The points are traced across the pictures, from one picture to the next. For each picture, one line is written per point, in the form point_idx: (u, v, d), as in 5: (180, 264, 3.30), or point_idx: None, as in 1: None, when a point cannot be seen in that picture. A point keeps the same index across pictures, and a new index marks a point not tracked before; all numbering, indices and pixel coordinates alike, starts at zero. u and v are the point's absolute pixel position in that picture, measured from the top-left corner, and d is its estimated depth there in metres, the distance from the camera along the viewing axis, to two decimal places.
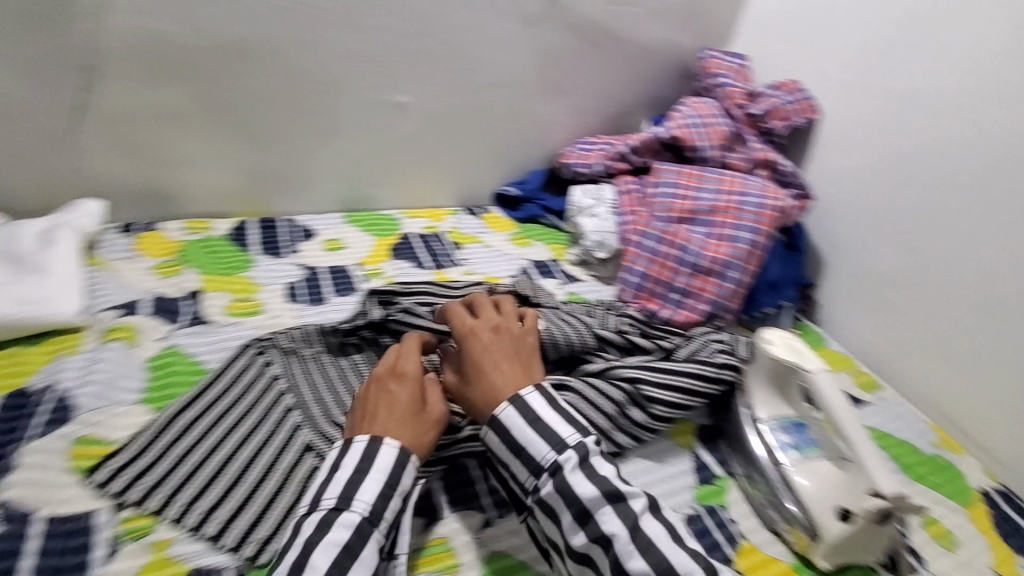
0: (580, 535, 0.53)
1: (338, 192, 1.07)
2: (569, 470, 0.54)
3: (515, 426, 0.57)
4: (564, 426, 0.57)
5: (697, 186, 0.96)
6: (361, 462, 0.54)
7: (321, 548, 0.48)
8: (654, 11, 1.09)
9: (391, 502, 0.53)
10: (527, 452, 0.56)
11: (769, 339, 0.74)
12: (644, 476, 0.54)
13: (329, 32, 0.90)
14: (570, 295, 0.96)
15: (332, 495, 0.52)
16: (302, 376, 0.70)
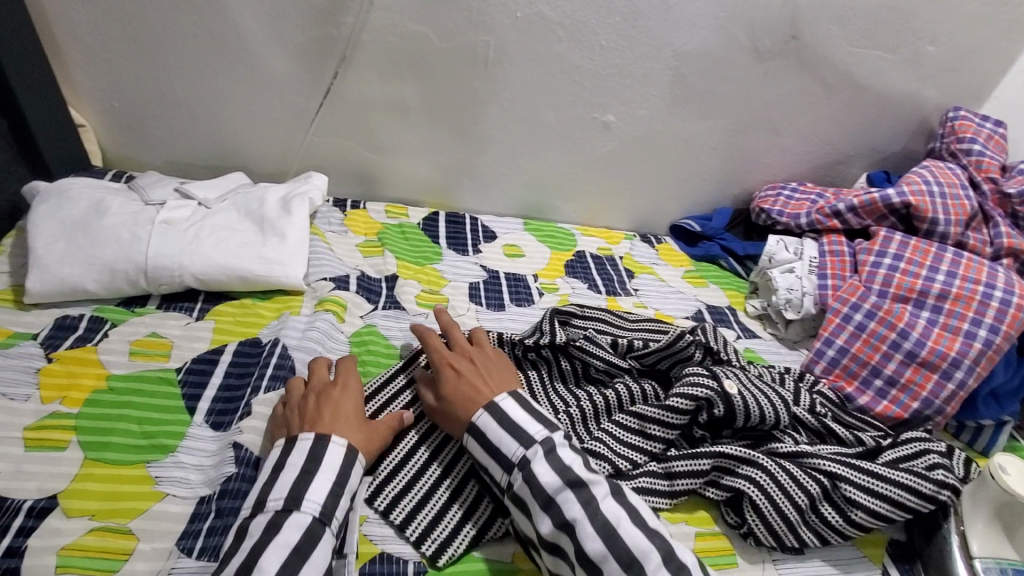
0: (547, 523, 0.51)
1: (522, 198, 1.10)
2: (534, 461, 0.53)
3: (488, 429, 0.56)
4: (531, 425, 0.56)
5: (930, 264, 0.84)
6: (304, 462, 0.51)
7: (269, 552, 0.45)
8: (905, 59, 0.99)
9: (333, 505, 0.50)
10: (497, 449, 0.55)
11: (1000, 466, 0.64)
12: (535, 446, 0.54)
13: (560, 46, 0.91)
14: (745, 351, 0.90)
15: (291, 498, 0.49)
16: None
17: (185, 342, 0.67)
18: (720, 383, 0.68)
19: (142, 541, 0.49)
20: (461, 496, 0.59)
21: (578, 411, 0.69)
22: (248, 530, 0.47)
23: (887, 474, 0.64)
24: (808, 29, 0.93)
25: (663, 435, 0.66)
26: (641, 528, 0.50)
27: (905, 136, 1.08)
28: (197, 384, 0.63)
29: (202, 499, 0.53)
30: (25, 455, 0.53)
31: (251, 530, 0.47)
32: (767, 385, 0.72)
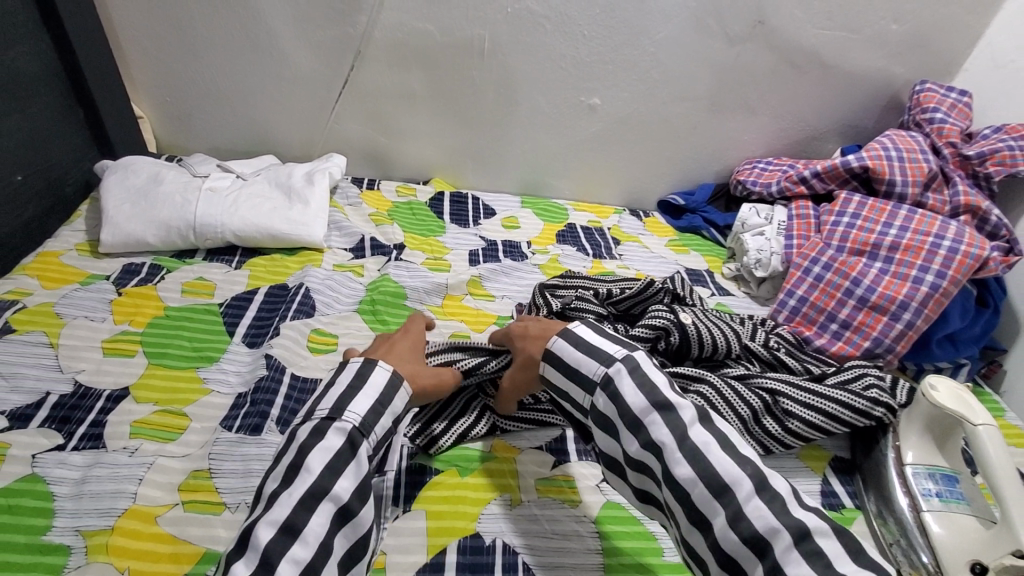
0: (635, 442, 0.53)
1: (521, 177, 1.22)
2: (619, 379, 0.55)
3: (565, 351, 0.59)
4: (609, 346, 0.58)
5: (885, 220, 0.92)
6: (353, 380, 0.54)
7: (315, 454, 0.49)
8: (868, 39, 1.07)
9: (373, 421, 0.53)
10: (578, 371, 0.58)
11: (932, 386, 0.69)
12: (619, 363, 0.56)
13: (547, 37, 1.03)
14: (718, 306, 0.99)
15: (338, 409, 0.52)
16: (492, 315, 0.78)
17: (226, 284, 0.81)
18: (676, 316, 0.78)
19: (193, 421, 0.62)
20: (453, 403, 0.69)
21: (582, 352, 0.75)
22: (297, 433, 0.51)
23: (828, 393, 0.74)
24: (773, 15, 1.03)
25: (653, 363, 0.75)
26: (729, 454, 0.49)
27: (877, 111, 1.16)
28: (235, 313, 0.76)
29: (239, 394, 0.66)
30: (104, 358, 0.67)
31: (299, 433, 0.51)
32: (724, 322, 0.83)
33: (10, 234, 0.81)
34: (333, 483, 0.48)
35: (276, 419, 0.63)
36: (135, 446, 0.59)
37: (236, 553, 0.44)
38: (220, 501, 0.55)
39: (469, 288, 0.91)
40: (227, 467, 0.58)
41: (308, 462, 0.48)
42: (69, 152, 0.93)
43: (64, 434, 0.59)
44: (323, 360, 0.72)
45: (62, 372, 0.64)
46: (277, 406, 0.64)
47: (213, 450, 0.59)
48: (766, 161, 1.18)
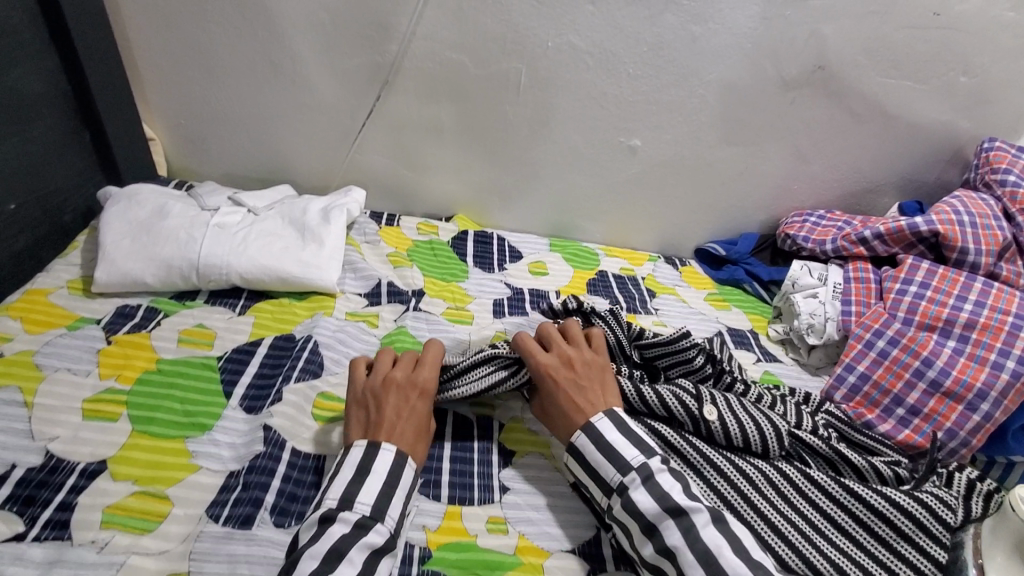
0: (648, 545, 0.55)
1: (550, 218, 1.14)
2: (632, 488, 0.57)
3: (587, 452, 0.60)
4: (627, 451, 0.58)
5: (958, 292, 0.83)
6: (388, 471, 0.55)
7: (358, 547, 0.49)
8: (936, 89, 0.99)
9: (384, 505, 0.53)
10: (597, 471, 0.60)
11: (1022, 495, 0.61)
12: (632, 471, 0.57)
13: (588, 73, 0.96)
14: (765, 375, 0.89)
15: (377, 509, 0.52)
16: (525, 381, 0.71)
17: (227, 333, 0.74)
18: (700, 409, 0.71)
19: (176, 507, 0.54)
20: None
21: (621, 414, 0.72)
22: (335, 519, 0.50)
23: (900, 502, 0.66)
24: (835, 59, 0.95)
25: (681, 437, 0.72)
26: (742, 556, 0.51)
27: (940, 166, 1.07)
28: (235, 370, 0.69)
29: (231, 473, 0.58)
30: (83, 422, 0.59)
31: (339, 521, 0.50)
32: (762, 411, 0.74)
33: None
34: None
35: (271, 508, 0.55)
36: (106, 540, 0.50)
37: None
38: None
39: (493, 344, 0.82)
40: (210, 571, 0.49)
41: (348, 555, 0.49)
42: (72, 177, 0.87)
43: (26, 520, 0.51)
44: (328, 431, 0.64)
45: (33, 440, 0.56)
46: (272, 492, 0.56)
47: (196, 548, 0.51)
48: (816, 213, 1.09)
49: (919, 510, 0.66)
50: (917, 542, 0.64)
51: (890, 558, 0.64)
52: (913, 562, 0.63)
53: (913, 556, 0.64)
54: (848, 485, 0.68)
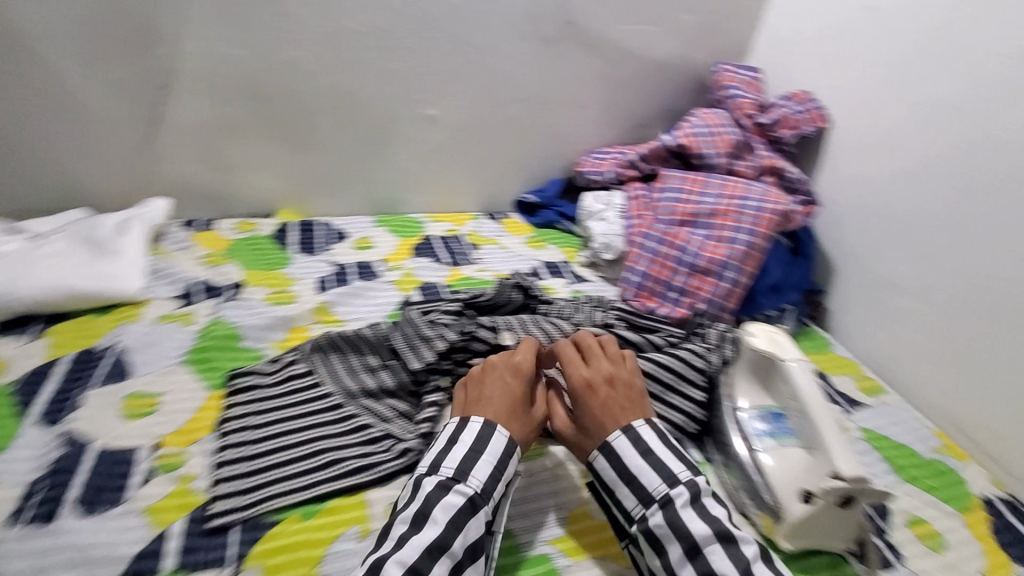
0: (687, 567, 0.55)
1: (373, 197, 1.19)
2: (679, 504, 0.57)
3: (627, 454, 0.61)
4: (674, 464, 0.60)
5: (702, 190, 1.01)
6: (473, 441, 0.60)
7: (440, 508, 0.55)
8: (669, 29, 1.17)
9: (468, 467, 0.59)
10: (638, 480, 0.60)
11: (749, 331, 0.77)
12: (681, 486, 0.58)
13: (368, 53, 1.02)
14: (574, 293, 1.02)
15: (460, 471, 0.58)
16: (330, 362, 0.76)
17: (20, 358, 0.72)
18: (498, 337, 0.77)
19: None
20: (311, 474, 0.63)
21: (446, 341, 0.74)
22: (421, 485, 0.58)
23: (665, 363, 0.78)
24: (581, 14, 1.10)
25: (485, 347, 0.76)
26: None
27: (692, 95, 1.27)
28: (32, 390, 0.68)
29: (34, 482, 0.58)
30: None
31: (424, 485, 0.57)
32: (561, 321, 0.85)
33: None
34: (454, 538, 0.54)
35: (77, 500, 0.57)
36: None
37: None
38: None
39: (316, 316, 0.87)
40: (13, 568, 0.52)
41: (435, 514, 0.55)
42: None
43: None
44: (140, 426, 0.66)
45: None
46: (77, 486, 0.58)
47: None
48: (602, 152, 1.25)
49: (679, 365, 0.77)
50: (682, 391, 0.76)
51: (662, 409, 0.75)
52: (679, 408, 0.76)
53: (681, 404, 0.76)
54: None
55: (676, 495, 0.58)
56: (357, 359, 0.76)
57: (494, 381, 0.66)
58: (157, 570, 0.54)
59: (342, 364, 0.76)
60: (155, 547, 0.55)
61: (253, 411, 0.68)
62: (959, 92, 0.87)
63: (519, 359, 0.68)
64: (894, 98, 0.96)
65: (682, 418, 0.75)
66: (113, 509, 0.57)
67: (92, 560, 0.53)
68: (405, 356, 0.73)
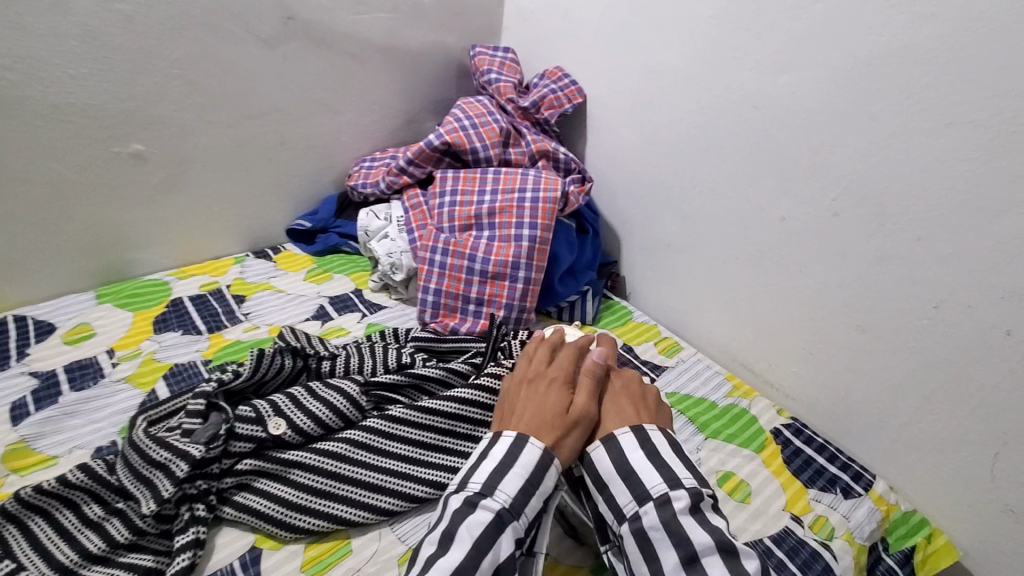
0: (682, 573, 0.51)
1: (88, 265, 0.93)
2: (673, 502, 0.54)
3: (632, 451, 0.58)
4: (677, 469, 0.56)
5: (478, 188, 0.95)
6: (503, 457, 0.57)
7: (465, 525, 0.53)
8: (410, 15, 1.06)
9: (496, 480, 0.55)
10: (639, 476, 0.56)
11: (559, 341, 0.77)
12: (683, 490, 0.54)
13: (5, 86, 0.76)
14: (369, 328, 0.91)
15: (487, 486, 0.55)
16: (26, 534, 0.55)
17: None
18: (266, 427, 0.63)
19: None
20: None
21: (190, 458, 0.58)
22: (448, 504, 0.55)
23: (469, 396, 0.70)
24: (300, 8, 0.94)
25: (248, 447, 0.62)
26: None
27: (454, 82, 1.19)
28: None
29: None
30: None
31: (449, 504, 0.55)
32: (347, 377, 0.73)
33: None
34: (481, 561, 0.50)
35: None
36: None
37: None
38: None
39: (10, 465, 0.65)
40: None
41: (458, 534, 0.52)
42: None
43: None
44: None
45: None
46: None
47: None
48: (371, 158, 1.13)
49: (484, 396, 0.71)
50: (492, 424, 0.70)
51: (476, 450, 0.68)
52: None
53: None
54: (423, 404, 0.67)
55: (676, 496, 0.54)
56: (72, 515, 0.57)
57: (528, 395, 0.64)
58: None
59: (47, 531, 0.56)
60: None
61: None
62: (679, 53, 0.90)
63: (554, 370, 0.68)
64: (632, 66, 0.98)
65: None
66: None
67: None
68: (137, 495, 0.57)
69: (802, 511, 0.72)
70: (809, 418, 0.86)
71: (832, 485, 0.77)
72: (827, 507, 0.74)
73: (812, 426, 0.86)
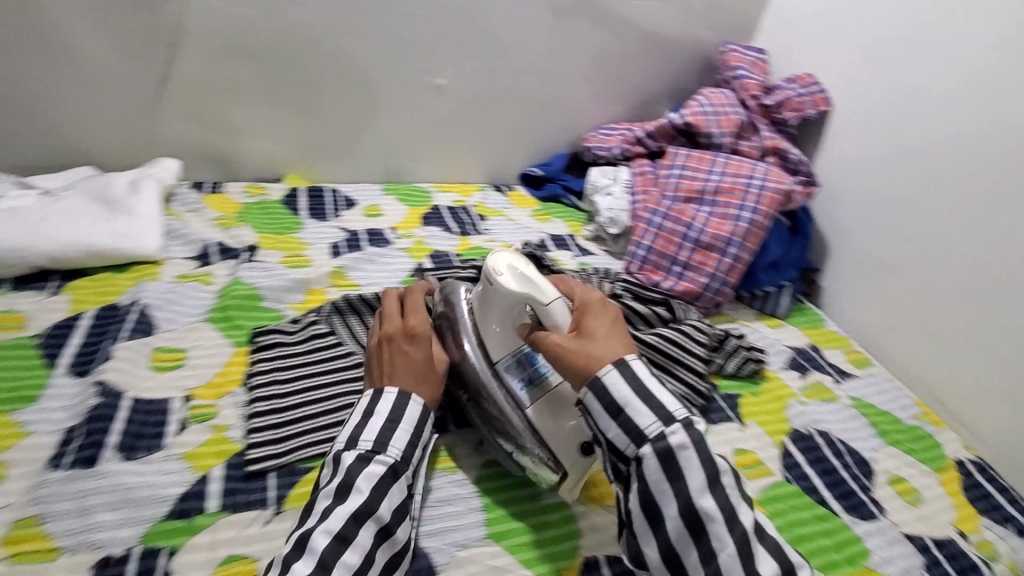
0: (707, 497, 0.53)
1: (379, 165, 1.18)
2: (680, 441, 0.54)
3: (618, 389, 0.57)
4: (670, 403, 0.56)
5: (707, 167, 1.03)
6: (389, 412, 0.60)
7: (363, 477, 0.55)
8: (678, 7, 1.18)
9: (385, 438, 0.59)
10: (630, 415, 0.55)
11: (496, 270, 0.68)
12: (677, 424, 0.55)
13: (378, 18, 1.01)
14: (581, 266, 1.05)
15: (380, 442, 0.58)
16: (348, 324, 0.78)
17: (42, 313, 0.72)
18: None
19: (13, 468, 0.55)
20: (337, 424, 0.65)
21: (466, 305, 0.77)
22: (343, 458, 0.57)
23: (671, 335, 0.83)
24: None
25: None
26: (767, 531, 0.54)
27: (696, 74, 1.28)
28: (56, 343, 0.68)
29: (68, 429, 0.59)
30: None
31: (345, 459, 0.57)
32: None
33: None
34: (377, 504, 0.55)
35: (117, 446, 0.58)
36: None
37: (296, 553, 0.50)
38: (55, 546, 0.50)
39: (333, 281, 0.89)
40: (61, 507, 0.53)
41: (356, 485, 0.55)
42: None
43: None
44: (172, 377, 0.68)
45: None
46: (115, 433, 0.59)
47: (41, 493, 0.53)
48: (608, 128, 1.26)
49: (682, 338, 0.83)
50: (684, 362, 0.81)
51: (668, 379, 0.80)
52: (686, 379, 0.81)
53: (686, 375, 0.81)
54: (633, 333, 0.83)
55: (673, 432, 0.54)
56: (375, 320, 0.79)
57: (392, 353, 0.66)
58: (202, 510, 0.56)
59: (361, 326, 0.78)
60: (197, 490, 0.57)
61: (280, 365, 0.70)
62: (957, 81, 0.92)
63: (413, 320, 0.69)
64: (895, 86, 1.00)
65: (686, 389, 0.80)
66: (152, 455, 0.59)
67: (137, 500, 0.55)
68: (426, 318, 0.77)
69: (971, 531, 0.75)
70: (995, 461, 0.87)
71: (1007, 521, 0.78)
72: (997, 536, 0.75)
73: (996, 469, 0.87)
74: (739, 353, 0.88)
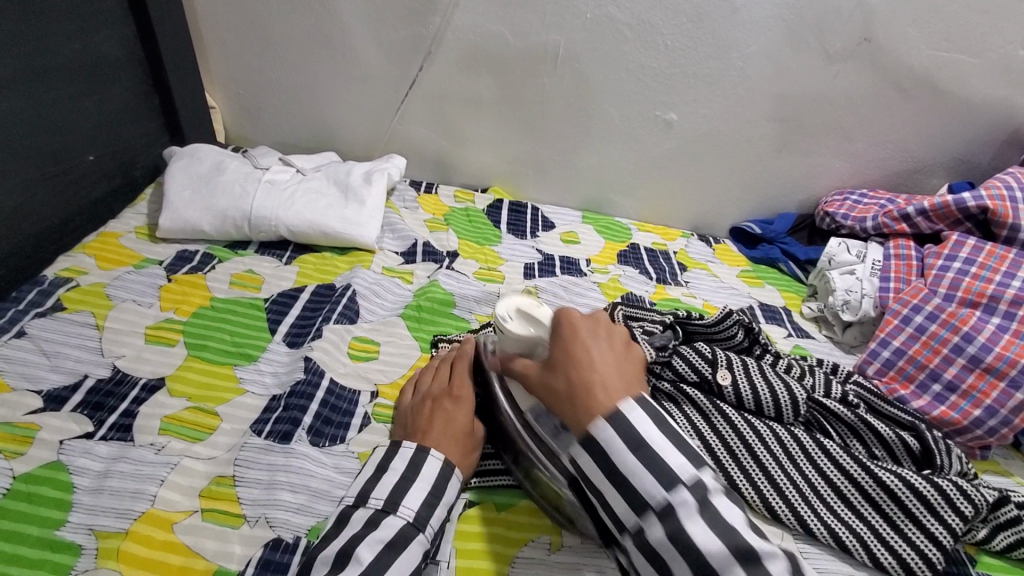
0: (635, 518, 0.43)
1: (584, 193, 1.14)
2: (685, 515, 0.41)
3: (613, 451, 0.44)
4: (671, 456, 0.43)
5: (1005, 269, 0.81)
6: (405, 469, 0.51)
7: (366, 545, 0.44)
8: (994, 64, 0.95)
9: (400, 495, 0.49)
10: (626, 479, 0.43)
11: (504, 316, 0.59)
12: (684, 490, 0.42)
13: (627, 45, 0.96)
14: (796, 349, 0.88)
15: (393, 502, 0.48)
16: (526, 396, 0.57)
17: (274, 279, 0.79)
18: (713, 373, 0.69)
19: (223, 422, 0.59)
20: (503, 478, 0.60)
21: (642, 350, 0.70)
22: (348, 520, 0.47)
23: (915, 485, 0.61)
24: (882, 33, 0.93)
25: (693, 380, 0.70)
26: None
27: (994, 146, 1.03)
28: (280, 310, 0.74)
29: (273, 397, 0.63)
30: (145, 345, 0.66)
31: (353, 521, 0.47)
32: (789, 377, 0.73)
33: (63, 221, 0.80)
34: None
35: (309, 428, 0.59)
36: (162, 444, 0.56)
37: None
38: (240, 512, 0.51)
39: None
40: (251, 476, 0.54)
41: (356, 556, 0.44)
42: (142, 137, 0.95)
43: (95, 422, 0.57)
44: (362, 369, 0.68)
45: (103, 356, 0.63)
46: (310, 414, 0.60)
47: (240, 456, 0.56)
48: (859, 192, 1.07)
49: (933, 495, 0.61)
50: (923, 524, 0.60)
51: (891, 536, 0.61)
52: (918, 547, 0.60)
53: (920, 541, 0.60)
54: (862, 460, 0.64)
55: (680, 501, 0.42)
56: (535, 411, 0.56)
57: (434, 411, 0.57)
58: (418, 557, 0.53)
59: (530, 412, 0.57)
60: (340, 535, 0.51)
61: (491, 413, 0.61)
62: None
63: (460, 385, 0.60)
64: None
65: (918, 561, 0.60)
66: (335, 446, 0.58)
67: (314, 491, 0.54)
68: None
69: None
70: None
71: None
72: None
73: None
74: (1016, 527, 0.64)
